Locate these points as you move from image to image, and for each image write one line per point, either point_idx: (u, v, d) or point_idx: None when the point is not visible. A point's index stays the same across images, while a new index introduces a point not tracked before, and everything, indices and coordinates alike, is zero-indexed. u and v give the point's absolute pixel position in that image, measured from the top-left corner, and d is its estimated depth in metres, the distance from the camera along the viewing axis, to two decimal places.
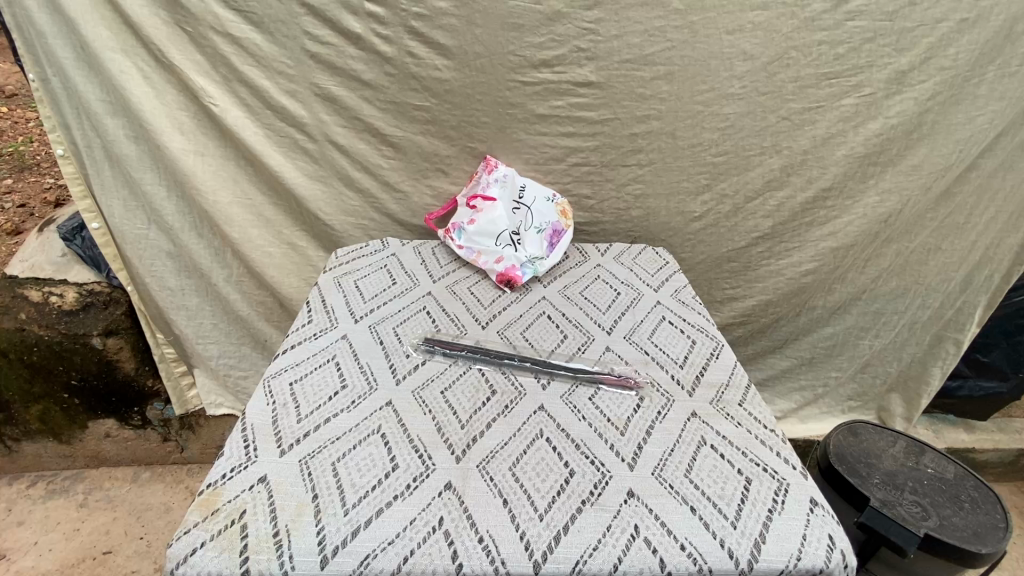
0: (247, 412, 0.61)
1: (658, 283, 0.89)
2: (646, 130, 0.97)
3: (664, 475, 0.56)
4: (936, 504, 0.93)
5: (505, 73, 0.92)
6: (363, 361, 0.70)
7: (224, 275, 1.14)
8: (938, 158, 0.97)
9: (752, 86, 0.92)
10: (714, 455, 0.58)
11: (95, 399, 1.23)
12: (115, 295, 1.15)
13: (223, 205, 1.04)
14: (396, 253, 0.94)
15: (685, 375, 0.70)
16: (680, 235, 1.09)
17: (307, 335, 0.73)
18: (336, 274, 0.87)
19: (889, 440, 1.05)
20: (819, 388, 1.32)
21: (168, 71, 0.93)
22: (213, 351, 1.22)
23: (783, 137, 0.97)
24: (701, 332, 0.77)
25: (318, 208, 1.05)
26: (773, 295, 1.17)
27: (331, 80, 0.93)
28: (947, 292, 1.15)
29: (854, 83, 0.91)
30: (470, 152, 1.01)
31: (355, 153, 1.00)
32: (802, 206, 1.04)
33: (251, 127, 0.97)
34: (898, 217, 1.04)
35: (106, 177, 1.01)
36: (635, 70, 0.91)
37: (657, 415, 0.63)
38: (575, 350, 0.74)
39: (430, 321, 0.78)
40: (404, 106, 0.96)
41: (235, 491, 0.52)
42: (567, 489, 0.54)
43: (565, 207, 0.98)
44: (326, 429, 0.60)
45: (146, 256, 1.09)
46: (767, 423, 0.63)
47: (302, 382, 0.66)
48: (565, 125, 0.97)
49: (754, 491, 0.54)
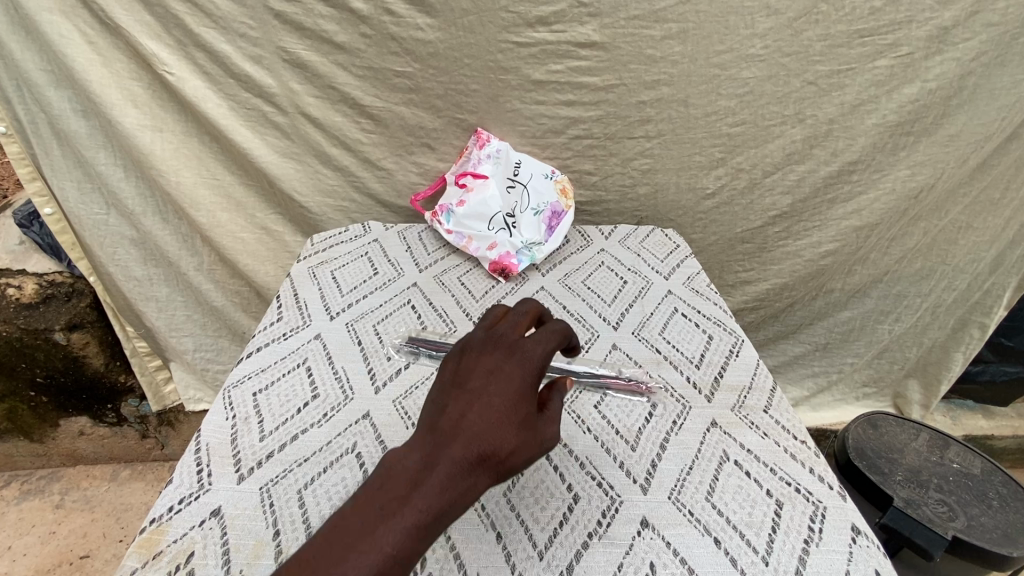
0: (203, 429, 0.53)
1: (668, 270, 0.80)
2: (655, 98, 0.87)
3: (682, 499, 0.49)
4: (962, 503, 0.86)
5: (496, 32, 0.81)
6: (338, 365, 0.62)
7: (194, 263, 1.05)
8: (977, 127, 0.87)
9: (775, 45, 0.82)
10: (740, 473, 0.51)
11: (64, 397, 1.16)
12: (79, 286, 1.06)
13: (188, 186, 0.94)
14: (378, 238, 0.85)
15: (702, 377, 0.62)
16: (690, 214, 1.01)
17: (275, 335, 0.65)
18: (312, 264, 0.78)
19: (911, 433, 0.98)
20: (833, 374, 1.25)
21: (115, 34, 0.82)
22: (188, 344, 1.14)
23: (807, 104, 0.87)
24: (718, 326, 0.69)
25: (292, 188, 0.95)
26: (788, 278, 1.09)
27: (300, 43, 0.82)
28: (976, 273, 1.06)
29: (890, 41, 0.81)
30: (459, 124, 0.90)
31: (331, 127, 0.90)
32: (825, 180, 0.95)
33: (212, 98, 0.86)
34: (929, 192, 0.95)
35: (56, 156, 0.92)
36: (644, 29, 0.81)
37: (673, 425, 0.56)
38: (577, 348, 0.66)
39: (415, 316, 0.70)
40: (383, 73, 0.85)
41: (182, 527, 0.45)
42: (571, 519, 0.47)
43: (565, 185, 0.88)
44: (292, 448, 0.52)
45: (108, 244, 1.00)
46: (798, 433, 0.55)
47: (267, 391, 0.58)
48: (565, 92, 0.87)
49: (787, 518, 0.47)
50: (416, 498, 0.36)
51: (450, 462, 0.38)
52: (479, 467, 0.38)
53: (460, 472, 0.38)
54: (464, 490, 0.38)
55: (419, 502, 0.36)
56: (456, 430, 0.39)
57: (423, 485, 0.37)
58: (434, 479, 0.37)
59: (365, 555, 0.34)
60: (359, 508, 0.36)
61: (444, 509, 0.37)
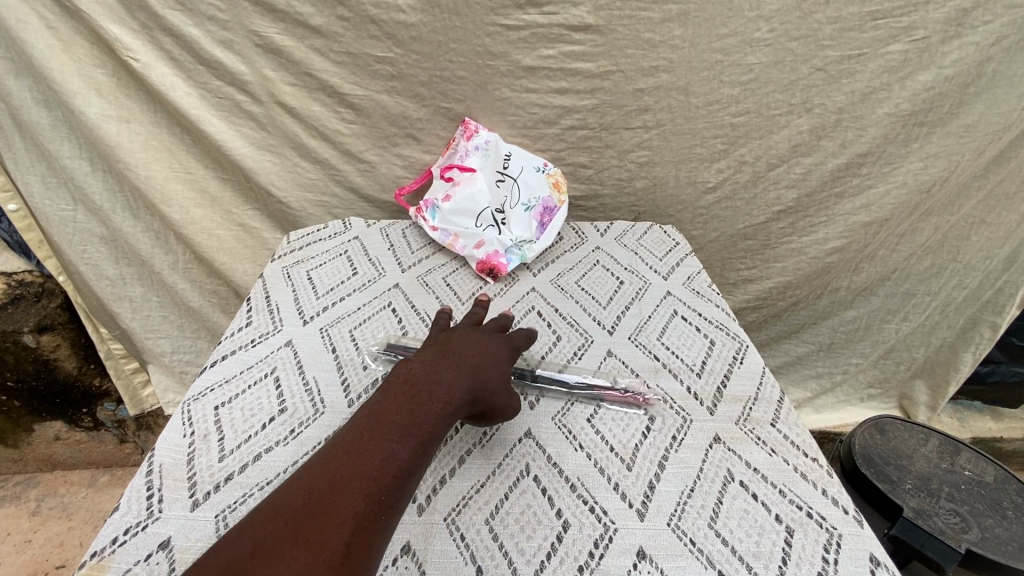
0: (158, 447, 0.48)
1: (667, 269, 0.75)
2: (653, 85, 0.82)
3: (683, 526, 0.44)
4: (975, 513, 0.82)
5: (483, 14, 0.75)
6: (309, 375, 0.57)
7: (169, 262, 1.00)
8: (994, 117, 0.83)
9: (782, 28, 0.76)
10: (746, 496, 0.46)
11: (38, 401, 1.11)
12: (49, 286, 1.01)
13: (159, 180, 0.89)
14: (360, 235, 0.80)
15: (703, 386, 0.57)
16: (690, 209, 0.96)
17: (243, 342, 0.60)
18: (286, 264, 0.73)
19: (920, 438, 0.93)
20: (837, 374, 1.21)
21: (74, 17, 0.76)
22: (165, 345, 1.09)
23: (815, 92, 0.82)
24: (721, 330, 0.64)
25: (269, 182, 0.90)
26: (793, 276, 1.04)
27: (274, 27, 0.77)
28: (988, 271, 1.01)
29: (905, 24, 0.76)
30: (446, 114, 0.85)
31: (309, 117, 0.85)
32: (832, 174, 0.90)
33: (181, 87, 0.81)
34: (942, 186, 0.90)
35: (17, 149, 0.86)
36: (641, 10, 0.75)
37: (672, 441, 0.51)
38: (570, 355, 0.61)
39: (395, 320, 0.65)
40: (363, 59, 0.79)
41: (125, 562, 0.40)
42: (560, 550, 0.42)
43: (558, 178, 0.83)
44: (254, 469, 0.47)
45: (77, 242, 0.95)
46: (809, 449, 0.50)
47: (231, 405, 0.53)
48: (557, 80, 0.81)
49: (799, 547, 0.42)
50: (439, 392, 0.45)
51: (460, 371, 0.48)
52: (479, 380, 0.48)
53: (468, 379, 0.48)
54: (470, 394, 0.47)
55: (441, 395, 0.45)
56: (458, 358, 0.49)
57: (442, 382, 0.46)
58: (449, 379, 0.46)
59: (408, 429, 0.42)
60: (393, 398, 0.44)
61: (459, 404, 0.46)
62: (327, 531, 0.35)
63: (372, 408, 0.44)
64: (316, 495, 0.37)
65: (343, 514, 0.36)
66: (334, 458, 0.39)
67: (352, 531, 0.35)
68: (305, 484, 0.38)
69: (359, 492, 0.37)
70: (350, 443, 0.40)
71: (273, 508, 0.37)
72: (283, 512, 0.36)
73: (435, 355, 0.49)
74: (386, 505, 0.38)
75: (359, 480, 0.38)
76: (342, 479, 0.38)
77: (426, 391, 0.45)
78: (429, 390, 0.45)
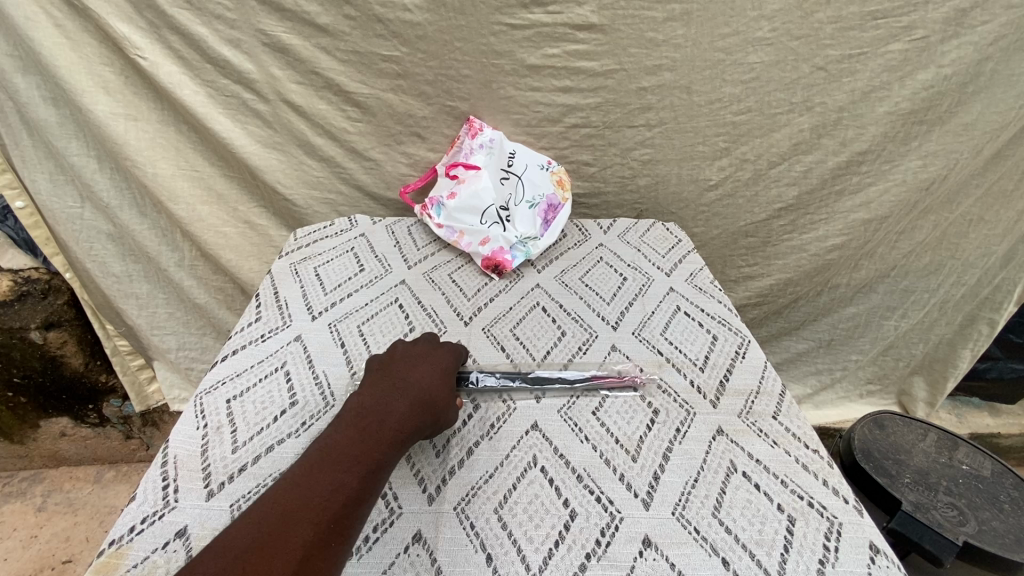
0: (172, 441, 0.49)
1: (670, 266, 0.76)
2: (656, 84, 0.83)
3: (688, 515, 0.45)
4: (972, 506, 0.83)
5: (488, 13, 0.76)
6: (319, 369, 0.58)
7: (175, 259, 1.01)
8: (992, 116, 0.84)
9: (784, 27, 0.77)
10: (748, 486, 0.47)
11: (44, 398, 1.11)
12: (56, 283, 1.01)
13: (166, 177, 0.90)
14: (366, 232, 0.81)
15: (706, 380, 0.58)
16: (692, 207, 0.97)
17: (254, 336, 0.61)
18: (294, 260, 0.74)
19: (918, 433, 0.94)
20: (837, 371, 1.22)
21: (82, 16, 0.76)
22: (171, 342, 1.10)
23: (816, 91, 0.83)
24: (723, 325, 0.65)
25: (275, 179, 0.91)
26: (794, 273, 1.05)
27: (281, 25, 0.77)
28: (986, 268, 1.02)
29: (905, 24, 0.76)
30: (450, 112, 0.86)
31: (315, 115, 0.85)
32: (833, 171, 0.91)
33: (188, 85, 0.82)
34: (941, 184, 0.91)
35: (25, 147, 0.87)
36: (645, 10, 0.76)
37: (676, 434, 0.52)
38: (574, 350, 0.62)
39: (403, 316, 0.66)
40: (369, 57, 0.80)
41: (144, 550, 0.41)
42: (568, 538, 0.43)
43: (562, 176, 0.84)
44: (267, 461, 0.48)
45: (84, 239, 0.96)
46: (810, 441, 0.51)
47: (242, 398, 0.54)
48: (561, 78, 0.82)
49: (801, 535, 0.44)
50: (391, 421, 0.46)
51: (405, 398, 0.48)
52: (426, 401, 0.49)
53: (415, 408, 0.48)
54: (421, 419, 0.48)
55: (391, 425, 0.46)
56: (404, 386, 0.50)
57: (393, 414, 0.47)
58: (399, 410, 0.47)
59: (359, 459, 0.43)
60: (344, 431, 0.45)
61: (407, 432, 0.47)
62: (279, 560, 0.35)
63: (323, 442, 0.44)
64: (265, 528, 0.37)
65: (295, 543, 0.36)
66: (284, 491, 0.40)
67: (301, 559, 0.36)
68: (260, 514, 0.38)
69: (310, 521, 0.38)
70: (301, 475, 0.41)
71: (228, 539, 0.37)
72: (236, 544, 0.36)
73: (381, 385, 0.50)
74: (336, 532, 0.38)
75: (309, 509, 0.39)
76: (290, 512, 0.38)
77: (374, 422, 0.46)
78: (379, 421, 0.46)
